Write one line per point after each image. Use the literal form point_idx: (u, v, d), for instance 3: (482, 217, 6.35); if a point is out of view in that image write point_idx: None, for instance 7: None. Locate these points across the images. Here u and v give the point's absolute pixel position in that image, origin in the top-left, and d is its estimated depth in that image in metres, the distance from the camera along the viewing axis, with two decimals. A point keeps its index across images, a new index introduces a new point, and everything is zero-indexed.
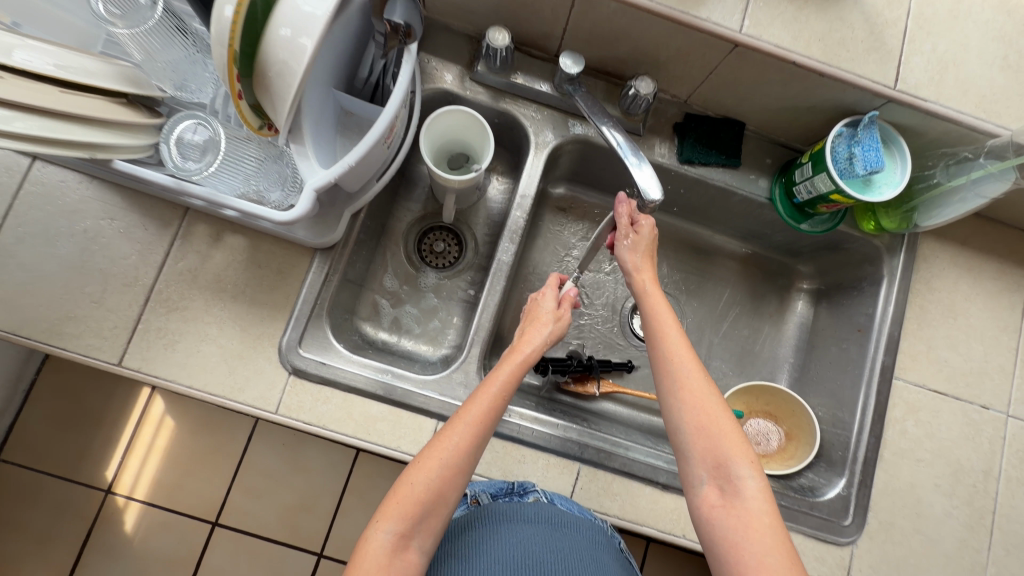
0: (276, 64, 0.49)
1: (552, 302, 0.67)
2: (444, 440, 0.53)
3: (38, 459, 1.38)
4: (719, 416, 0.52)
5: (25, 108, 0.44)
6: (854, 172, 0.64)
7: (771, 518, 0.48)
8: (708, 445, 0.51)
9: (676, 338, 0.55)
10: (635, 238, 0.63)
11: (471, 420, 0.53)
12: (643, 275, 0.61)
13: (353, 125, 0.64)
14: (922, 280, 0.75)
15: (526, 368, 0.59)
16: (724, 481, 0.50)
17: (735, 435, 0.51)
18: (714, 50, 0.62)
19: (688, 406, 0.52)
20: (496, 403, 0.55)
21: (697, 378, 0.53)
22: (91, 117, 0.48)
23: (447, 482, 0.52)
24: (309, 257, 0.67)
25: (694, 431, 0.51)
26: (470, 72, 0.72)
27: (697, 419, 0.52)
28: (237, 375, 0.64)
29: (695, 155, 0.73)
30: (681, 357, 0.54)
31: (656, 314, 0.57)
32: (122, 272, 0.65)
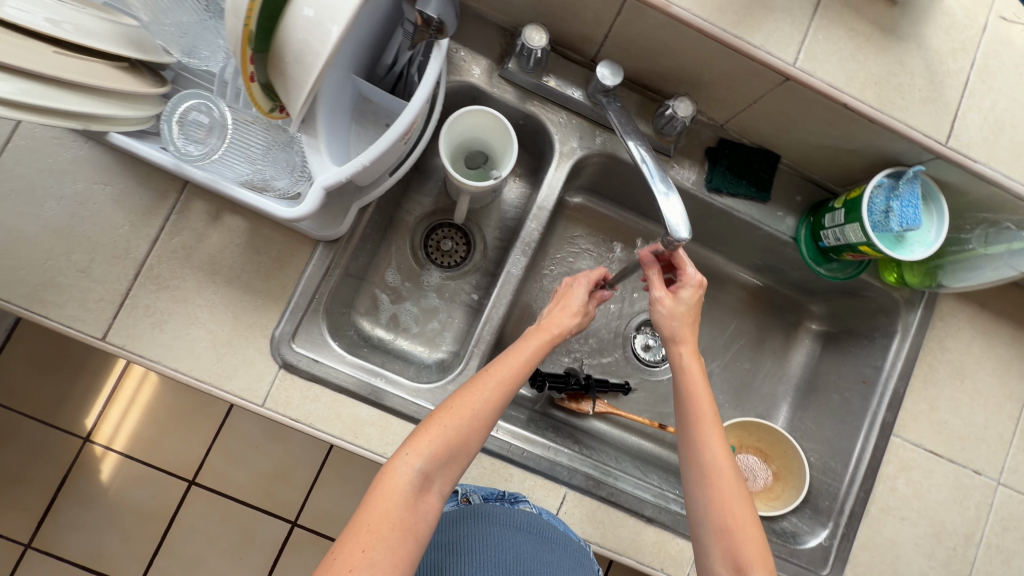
0: (295, 47, 0.45)
1: (585, 295, 0.65)
2: (477, 390, 0.53)
3: (17, 399, 1.36)
4: (744, 519, 0.51)
5: (11, 70, 0.41)
6: (888, 227, 0.61)
7: None
8: (730, 548, 0.51)
9: (712, 430, 0.54)
10: (671, 301, 0.58)
11: (507, 373, 0.54)
12: (682, 347, 0.57)
13: (371, 113, 0.60)
14: (935, 339, 0.73)
15: (552, 346, 0.60)
16: None
17: (763, 546, 0.51)
18: (763, 80, 0.58)
19: (715, 504, 0.52)
20: (525, 367, 0.56)
21: (728, 478, 0.52)
22: (86, 85, 0.45)
23: (475, 432, 0.52)
24: (311, 247, 0.64)
25: (717, 530, 0.51)
26: (499, 68, 0.67)
27: (722, 518, 0.51)
28: (224, 363, 0.62)
29: (724, 185, 0.70)
30: (712, 451, 0.53)
31: (693, 397, 0.55)
32: (112, 242, 0.61)
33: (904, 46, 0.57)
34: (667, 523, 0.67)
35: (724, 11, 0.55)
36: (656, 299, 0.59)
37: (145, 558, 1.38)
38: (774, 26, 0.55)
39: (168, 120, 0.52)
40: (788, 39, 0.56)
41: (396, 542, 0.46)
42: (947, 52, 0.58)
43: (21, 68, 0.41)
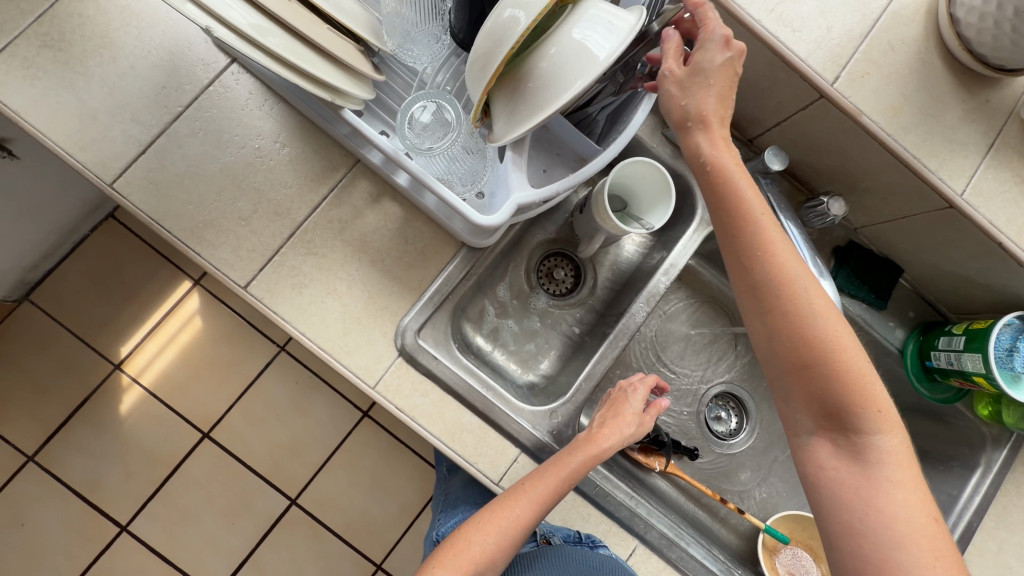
0: (537, 80, 0.49)
1: (641, 404, 0.66)
2: (506, 509, 0.56)
3: (64, 311, 1.37)
4: (828, 340, 0.48)
5: (287, 28, 0.43)
6: (1009, 364, 0.62)
7: (903, 474, 0.47)
8: (815, 390, 0.49)
9: (776, 239, 0.49)
10: (685, 71, 0.49)
11: (535, 497, 0.56)
12: (710, 146, 0.50)
13: (546, 141, 0.65)
14: (1015, 482, 0.73)
15: (596, 462, 0.60)
16: (838, 432, 0.49)
17: (868, 379, 0.48)
18: (924, 201, 0.62)
19: (786, 334, 0.49)
20: (561, 486, 0.57)
21: (798, 299, 0.48)
22: (333, 55, 0.47)
23: (501, 551, 0.55)
24: (455, 249, 0.66)
25: (793, 366, 0.50)
26: (665, 127, 0.73)
27: (795, 345, 0.49)
28: (348, 338, 0.63)
29: (848, 285, 0.73)
30: (772, 271, 0.49)
31: (741, 216, 0.49)
32: (277, 200, 0.64)
33: None
34: None
35: (906, 131, 0.59)
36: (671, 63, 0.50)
37: (139, 499, 1.35)
38: (949, 156, 0.59)
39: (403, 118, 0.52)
40: (960, 170, 0.59)
41: None
42: None
43: (293, 27, 0.43)
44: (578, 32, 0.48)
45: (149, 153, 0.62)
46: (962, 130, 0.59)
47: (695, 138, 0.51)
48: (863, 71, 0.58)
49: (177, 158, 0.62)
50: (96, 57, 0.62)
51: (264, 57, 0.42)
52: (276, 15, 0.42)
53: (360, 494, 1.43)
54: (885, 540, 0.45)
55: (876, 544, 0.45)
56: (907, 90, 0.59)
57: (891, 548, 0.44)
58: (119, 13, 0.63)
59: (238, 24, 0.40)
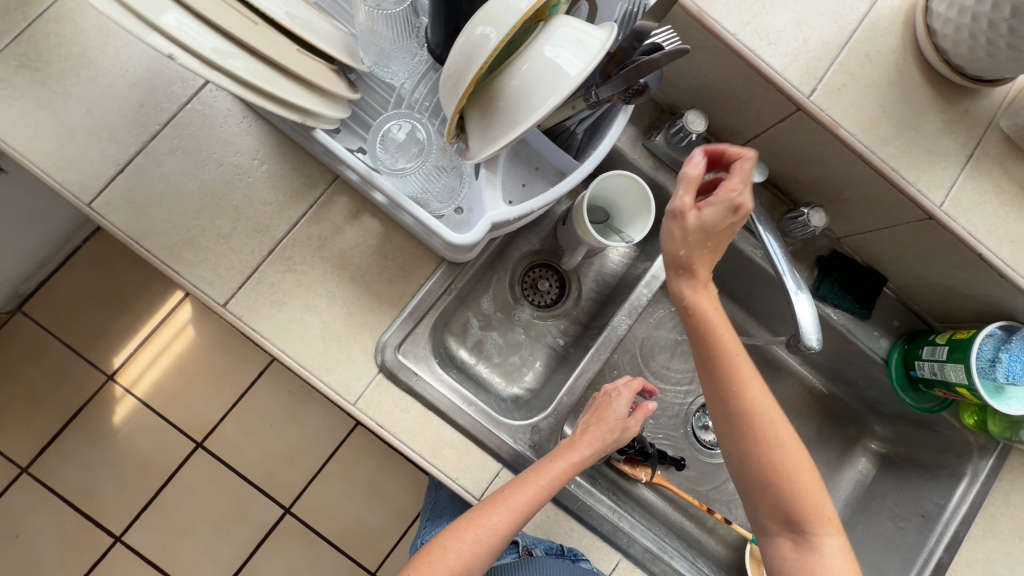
0: (510, 97, 0.49)
1: (625, 408, 0.65)
2: (483, 517, 0.55)
3: (57, 322, 1.37)
4: (788, 461, 0.53)
5: (249, 50, 0.43)
6: (992, 375, 0.62)
7: (851, 574, 0.52)
8: (779, 502, 0.54)
9: (748, 375, 0.54)
10: (693, 220, 0.51)
11: (512, 505, 0.55)
12: (691, 294, 0.55)
13: (524, 155, 0.64)
14: (1002, 490, 0.72)
15: (579, 469, 0.60)
16: (798, 535, 0.54)
17: (819, 492, 0.54)
18: (904, 212, 0.62)
19: (755, 455, 0.54)
20: (541, 494, 0.57)
21: (765, 426, 0.54)
22: (300, 76, 0.47)
23: (478, 559, 0.55)
24: (435, 264, 0.66)
25: (762, 482, 0.54)
26: (644, 138, 0.72)
27: (763, 465, 0.54)
28: (329, 354, 0.63)
29: (830, 294, 0.73)
30: (745, 401, 0.54)
31: (718, 351, 0.54)
32: (256, 217, 0.64)
33: None
34: None
35: (884, 143, 0.58)
36: (679, 208, 0.52)
37: (134, 509, 1.35)
38: (928, 167, 0.59)
39: (375, 137, 0.52)
40: (939, 182, 0.59)
41: None
42: None
43: (255, 48, 0.43)
44: (550, 48, 0.48)
45: (127, 172, 0.62)
46: (941, 140, 0.59)
47: (679, 281, 0.56)
48: (841, 83, 0.58)
49: (155, 177, 0.62)
50: (73, 77, 0.62)
51: (230, 82, 0.42)
52: (242, 40, 0.42)
53: (354, 502, 1.43)
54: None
55: None
56: (885, 101, 0.58)
57: None
58: (97, 33, 0.63)
59: (196, 47, 0.39)
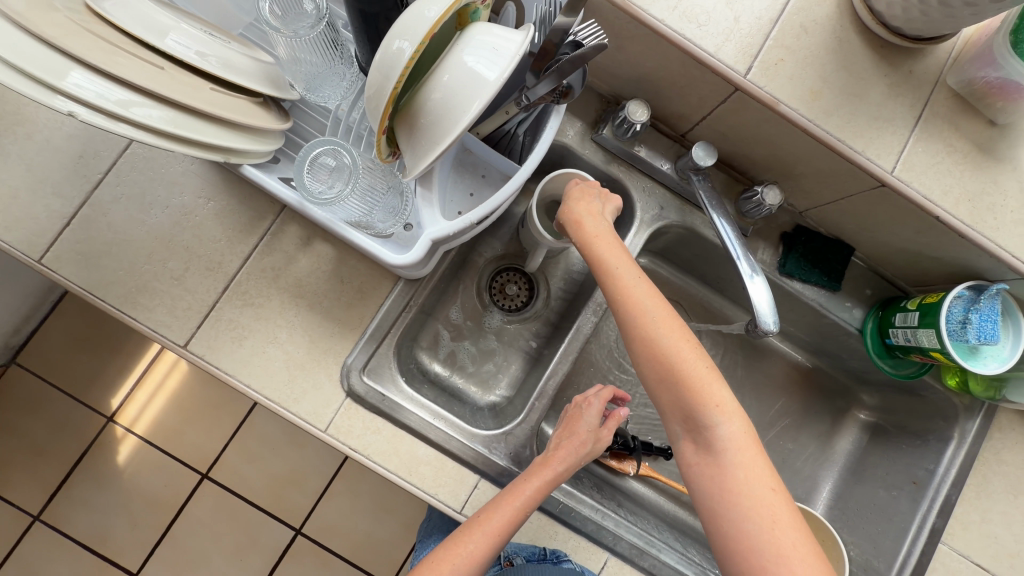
0: (431, 108, 0.48)
1: (597, 418, 0.63)
2: (460, 545, 0.52)
3: (51, 371, 1.39)
4: (671, 352, 0.51)
5: (160, 99, 0.43)
6: (964, 337, 0.61)
7: (746, 462, 0.49)
8: (673, 402, 0.51)
9: (628, 282, 0.53)
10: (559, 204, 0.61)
11: (489, 530, 0.53)
12: (573, 226, 0.58)
13: (469, 164, 0.63)
14: (992, 449, 0.72)
15: (552, 487, 0.57)
16: (695, 433, 0.51)
17: (708, 380, 0.51)
18: (857, 182, 0.60)
19: (641, 357, 0.52)
20: (518, 515, 0.54)
21: (648, 325, 0.52)
22: (219, 116, 0.47)
23: None
24: (392, 282, 0.66)
25: (654, 382, 0.52)
26: (592, 132, 0.70)
27: (649, 363, 0.52)
28: (295, 384, 0.63)
29: (797, 270, 0.71)
30: (630, 307, 0.53)
31: (600, 263, 0.55)
32: (208, 255, 0.64)
33: (1000, 166, 0.58)
34: None
35: (828, 114, 0.57)
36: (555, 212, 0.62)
37: (147, 546, 1.37)
38: (876, 134, 0.57)
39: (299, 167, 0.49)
40: (888, 147, 0.57)
41: None
42: None
43: (166, 96, 0.42)
44: (468, 56, 0.46)
45: (74, 225, 0.62)
46: (888, 105, 0.58)
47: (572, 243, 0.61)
48: (777, 58, 0.57)
49: (103, 226, 0.62)
50: (10, 136, 0.62)
51: (144, 133, 0.42)
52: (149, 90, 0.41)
53: (362, 516, 1.44)
54: (737, 515, 0.47)
55: (731, 521, 0.47)
56: (825, 71, 0.57)
57: (744, 530, 0.47)
58: None
59: (98, 103, 0.39)
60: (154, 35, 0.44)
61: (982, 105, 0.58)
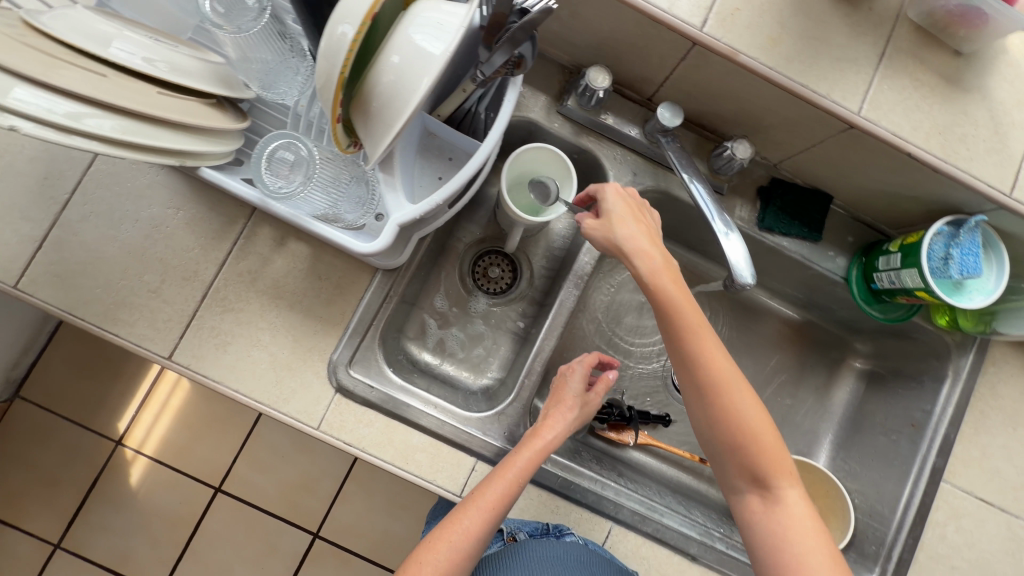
0: (381, 90, 0.47)
1: (582, 383, 0.64)
2: (456, 522, 0.53)
3: (55, 400, 1.39)
4: (747, 413, 0.54)
5: (108, 107, 0.42)
6: (947, 273, 0.61)
7: (812, 520, 0.53)
8: (745, 457, 0.55)
9: (710, 342, 0.55)
10: (596, 222, 0.58)
11: (484, 503, 0.53)
12: (646, 261, 0.56)
13: (435, 147, 0.62)
14: (987, 385, 0.72)
15: (545, 456, 0.58)
16: (764, 489, 0.54)
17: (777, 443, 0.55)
18: (826, 127, 0.59)
19: (721, 414, 0.55)
20: (512, 486, 0.55)
21: (729, 388, 0.55)
22: (170, 120, 0.46)
23: (456, 567, 0.52)
24: (370, 275, 0.66)
25: (729, 438, 0.55)
26: (557, 104, 0.69)
27: (727, 420, 0.55)
28: (283, 385, 0.63)
29: (777, 224, 0.71)
30: (712, 367, 0.55)
31: (677, 317, 0.55)
32: (183, 264, 0.63)
33: (969, 97, 0.58)
34: (712, 562, 0.67)
35: (789, 61, 0.56)
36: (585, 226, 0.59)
37: (169, 563, 1.39)
38: (840, 76, 0.56)
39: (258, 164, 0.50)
40: (853, 89, 0.57)
41: None
42: (1011, 104, 0.58)
43: (110, 103, 0.42)
44: (415, 33, 0.46)
45: (46, 247, 0.62)
46: (850, 45, 0.57)
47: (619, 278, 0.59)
48: (733, 8, 0.56)
49: (75, 245, 0.62)
50: None
51: (94, 142, 0.42)
52: (93, 97, 0.41)
53: (378, 515, 1.45)
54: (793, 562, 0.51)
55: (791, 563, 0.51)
56: (783, 17, 0.56)
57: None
58: None
59: (44, 116, 0.38)
60: (97, 44, 0.44)
61: (945, 36, 0.57)
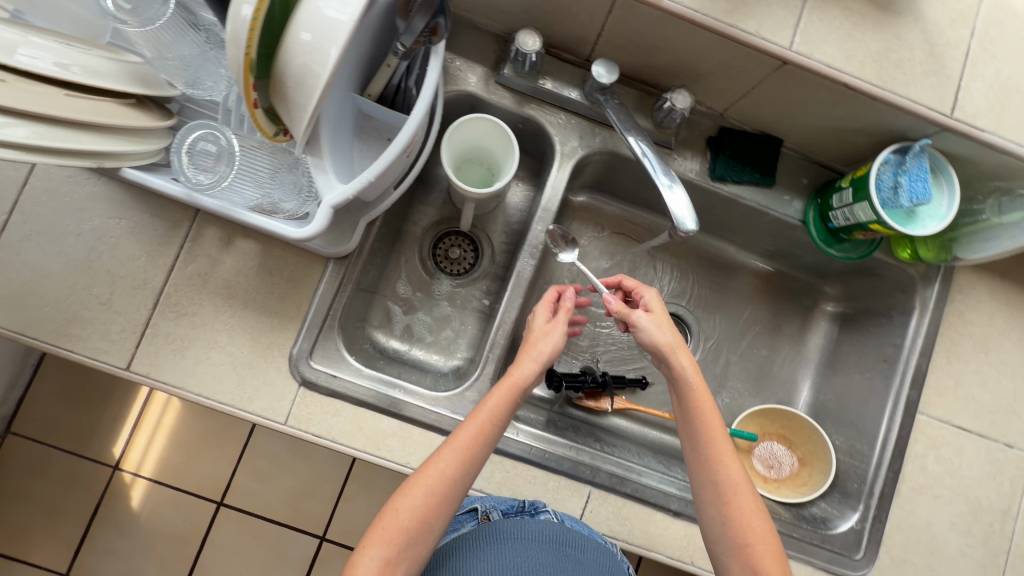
0: (295, 71, 0.45)
1: (545, 316, 0.64)
2: (431, 467, 0.53)
3: (47, 432, 1.38)
4: (754, 517, 0.52)
5: (18, 113, 0.41)
6: (897, 203, 0.61)
7: None
8: (749, 563, 0.50)
9: (725, 444, 0.54)
10: (650, 315, 0.60)
11: (458, 446, 0.53)
12: (689, 362, 0.57)
13: (373, 131, 0.60)
14: (955, 312, 0.72)
15: (515, 395, 0.57)
16: None
17: (779, 552, 0.51)
18: (760, 66, 0.58)
19: (733, 517, 0.52)
20: (485, 429, 0.55)
21: (744, 489, 0.53)
22: (82, 121, 0.45)
23: (433, 512, 0.52)
24: (322, 265, 0.65)
25: (736, 543, 0.51)
26: (495, 74, 0.68)
27: (736, 521, 0.52)
28: (246, 384, 0.63)
29: (728, 173, 0.70)
30: (726, 468, 0.53)
31: (703, 414, 0.55)
32: (131, 274, 0.63)
33: (901, 21, 0.57)
34: (695, 516, 0.67)
35: (715, 2, 0.55)
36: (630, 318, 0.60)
37: None
38: (768, 12, 0.55)
39: (177, 152, 0.51)
40: (782, 23, 0.56)
41: None
42: (945, 23, 0.57)
43: (18, 109, 0.41)
44: (321, 4, 0.43)
45: None
46: None
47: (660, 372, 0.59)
48: None
49: (19, 266, 0.61)
50: None
51: (11, 151, 0.41)
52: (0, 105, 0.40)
53: None
54: None
55: None
56: None
57: None
58: None
59: None
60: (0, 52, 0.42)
61: None
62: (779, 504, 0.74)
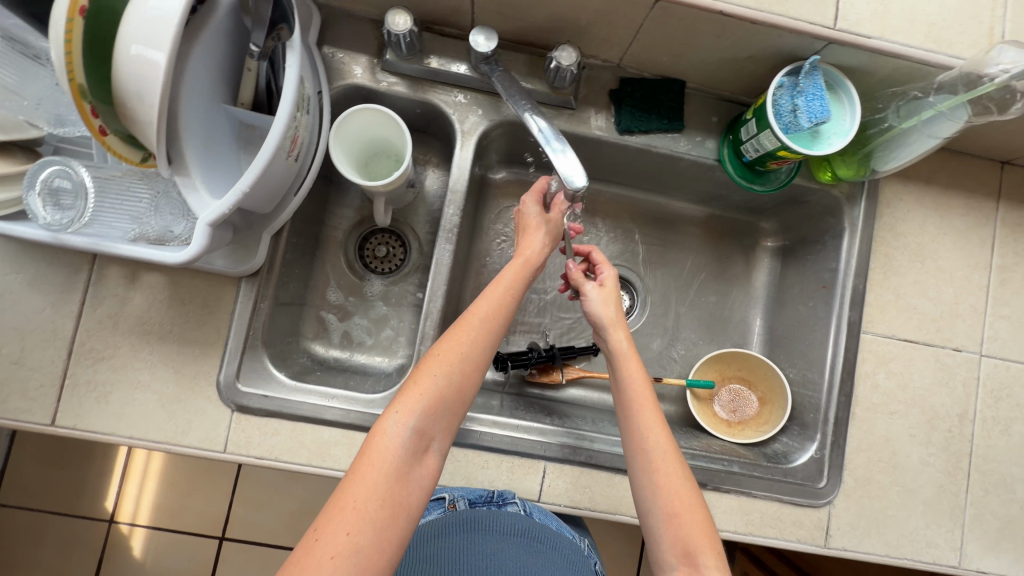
0: (134, 88, 0.43)
1: (538, 208, 0.64)
2: (461, 332, 0.52)
3: (32, 497, 1.31)
4: (679, 486, 0.50)
5: None
6: (799, 125, 0.59)
7: None
8: (676, 532, 0.49)
9: (652, 413, 0.54)
10: (598, 290, 0.62)
11: (487, 310, 0.54)
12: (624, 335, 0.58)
13: (256, 141, 0.57)
14: (886, 227, 0.72)
15: (527, 267, 0.59)
16: (693, 568, 0.47)
17: (705, 518, 0.50)
18: (635, 8, 0.57)
19: (659, 488, 0.50)
20: (507, 299, 0.56)
21: (672, 453, 0.52)
22: None
23: (467, 378, 0.51)
24: (235, 285, 0.64)
25: (664, 512, 0.50)
26: (379, 61, 0.66)
27: (663, 490, 0.50)
28: (177, 419, 0.61)
29: (634, 123, 0.68)
30: (654, 437, 0.52)
31: (631, 382, 0.55)
32: (39, 327, 0.61)
33: None
34: None
35: None
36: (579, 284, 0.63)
37: None
38: None
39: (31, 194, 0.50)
40: None
41: (385, 522, 0.42)
42: None
43: None
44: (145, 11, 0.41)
45: None
46: None
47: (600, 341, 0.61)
48: None
49: None
50: None
51: None
52: None
53: None
54: None
55: None
56: None
57: None
58: None
59: None
60: None
61: None
62: (742, 446, 0.74)
